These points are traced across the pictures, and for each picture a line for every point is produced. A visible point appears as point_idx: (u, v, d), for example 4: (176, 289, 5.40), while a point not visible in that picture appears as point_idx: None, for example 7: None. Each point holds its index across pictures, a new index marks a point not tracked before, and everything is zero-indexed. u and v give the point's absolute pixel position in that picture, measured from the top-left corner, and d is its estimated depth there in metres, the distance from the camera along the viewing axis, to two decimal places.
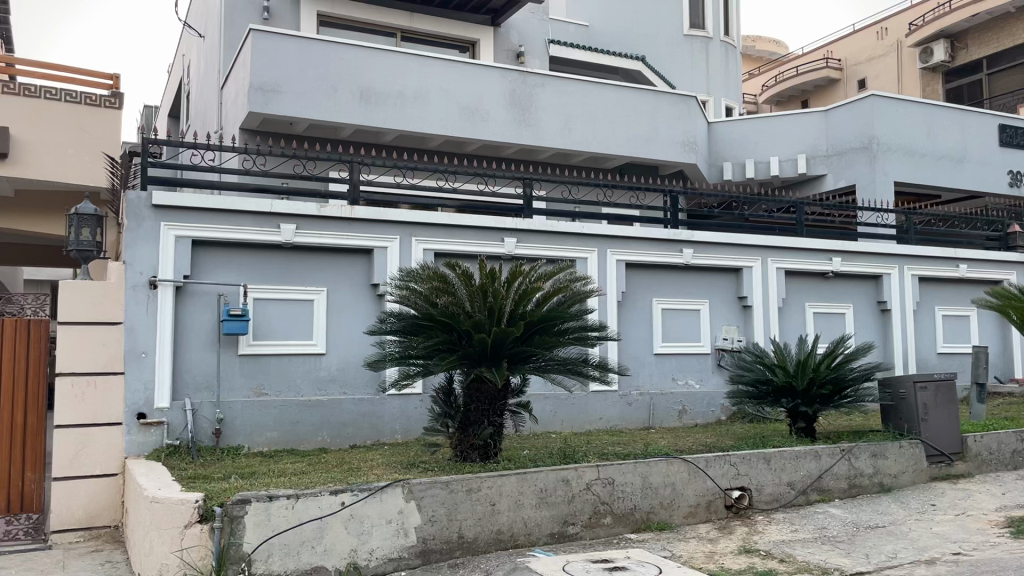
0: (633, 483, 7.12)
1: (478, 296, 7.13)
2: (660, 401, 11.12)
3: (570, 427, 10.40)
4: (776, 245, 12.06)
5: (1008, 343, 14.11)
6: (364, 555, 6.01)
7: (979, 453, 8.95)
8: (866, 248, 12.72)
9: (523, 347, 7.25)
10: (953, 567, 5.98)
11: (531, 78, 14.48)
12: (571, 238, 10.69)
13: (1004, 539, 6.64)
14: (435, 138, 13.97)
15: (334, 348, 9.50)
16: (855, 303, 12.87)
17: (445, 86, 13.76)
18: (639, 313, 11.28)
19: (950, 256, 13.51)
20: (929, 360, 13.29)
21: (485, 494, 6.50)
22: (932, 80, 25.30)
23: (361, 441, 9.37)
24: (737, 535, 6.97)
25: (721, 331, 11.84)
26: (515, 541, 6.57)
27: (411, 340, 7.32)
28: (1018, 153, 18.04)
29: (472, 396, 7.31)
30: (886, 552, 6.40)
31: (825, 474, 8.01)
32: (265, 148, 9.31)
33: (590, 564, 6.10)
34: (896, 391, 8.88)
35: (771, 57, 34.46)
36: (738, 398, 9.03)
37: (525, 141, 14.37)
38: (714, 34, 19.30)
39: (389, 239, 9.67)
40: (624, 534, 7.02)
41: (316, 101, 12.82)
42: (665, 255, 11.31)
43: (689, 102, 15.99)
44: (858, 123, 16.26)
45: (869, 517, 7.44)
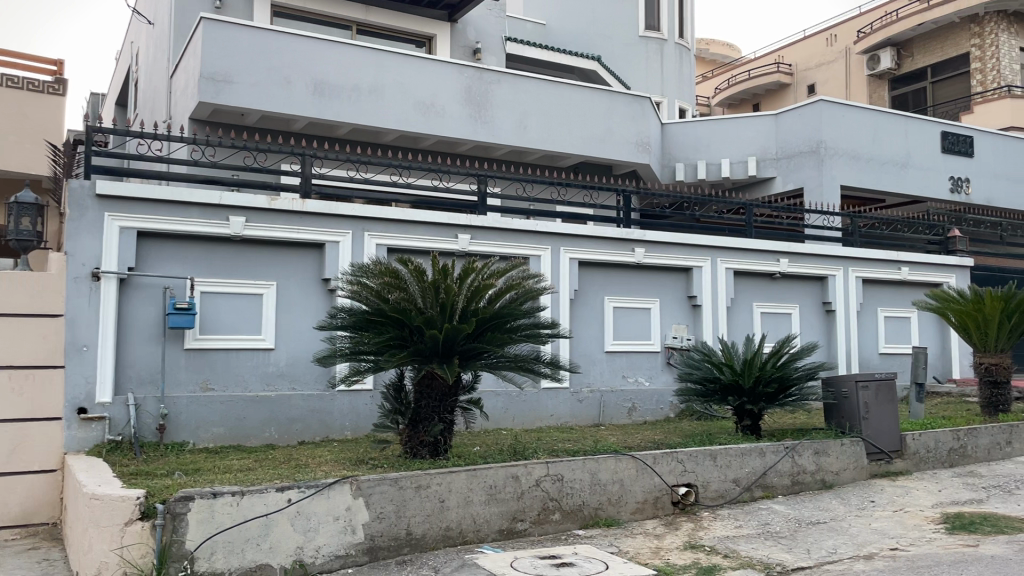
0: (582, 479, 7.17)
1: (429, 292, 7.10)
2: (610, 398, 11.20)
3: (521, 424, 10.44)
4: (725, 245, 12.24)
5: (946, 345, 14.52)
6: (309, 552, 5.94)
7: (917, 451, 9.18)
8: (812, 250, 12.99)
9: (474, 344, 7.23)
10: (890, 562, 6.14)
11: (487, 75, 14.45)
12: (524, 235, 10.70)
13: (939, 535, 6.84)
14: (389, 133, 13.87)
15: (284, 343, 9.37)
16: (801, 304, 13.13)
17: (400, 81, 13.67)
18: (591, 311, 11.36)
19: (893, 258, 13.85)
20: (871, 360, 13.63)
21: (434, 491, 6.48)
22: (878, 87, 25.95)
23: (310, 438, 9.27)
24: (683, 531, 7.06)
25: (670, 330, 11.96)
26: (464, 538, 6.56)
27: (360, 335, 7.24)
28: (960, 159, 18.54)
29: (423, 392, 7.25)
30: (826, 548, 6.55)
31: (769, 471, 8.15)
32: (215, 138, 9.15)
33: (538, 560, 6.13)
34: (838, 391, 9.04)
35: (723, 59, 34.95)
36: (686, 395, 9.13)
37: (480, 138, 14.34)
38: (668, 37, 19.54)
39: (341, 234, 9.58)
40: (573, 530, 7.06)
41: (268, 92, 12.62)
42: (617, 254, 11.40)
43: (642, 103, 16.14)
44: (807, 128, 16.58)
45: (811, 513, 7.60)
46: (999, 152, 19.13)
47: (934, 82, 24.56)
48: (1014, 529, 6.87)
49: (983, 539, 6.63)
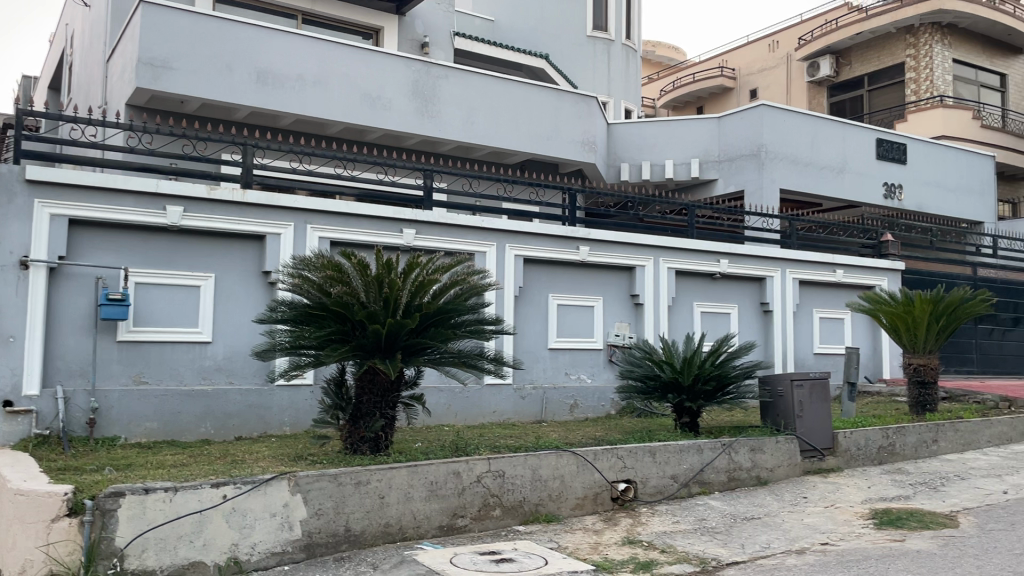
0: (523, 476, 7.19)
1: (373, 286, 7.03)
2: (552, 394, 11.25)
3: (463, 420, 10.42)
4: (668, 245, 12.41)
5: (877, 346, 14.96)
6: (245, 549, 5.84)
7: (848, 448, 9.43)
8: (750, 251, 13.27)
9: (417, 339, 7.18)
10: (821, 556, 6.30)
11: (434, 69, 14.36)
12: (469, 232, 10.68)
13: (868, 530, 7.06)
14: (335, 125, 13.71)
15: (222, 337, 9.18)
16: (740, 304, 13.38)
17: (346, 72, 13.50)
18: (536, 308, 11.39)
19: (828, 261, 14.21)
20: (806, 360, 13.98)
21: (374, 487, 6.42)
22: (817, 93, 26.64)
23: (247, 433, 9.10)
24: (622, 527, 7.13)
25: (613, 327, 12.07)
26: (404, 535, 6.52)
27: (301, 329, 7.14)
28: (895, 166, 19.11)
29: (365, 387, 7.18)
30: (760, 543, 6.70)
31: (706, 468, 8.29)
32: (153, 125, 8.90)
33: (478, 556, 6.13)
34: (774, 389, 9.25)
35: (669, 62, 35.33)
36: (626, 392, 9.24)
37: (427, 132, 14.26)
38: (615, 37, 19.77)
39: (283, 226, 9.42)
40: (512, 526, 7.07)
41: (208, 79, 12.34)
42: (561, 252, 11.46)
43: (589, 103, 16.25)
44: (748, 131, 16.91)
45: (746, 509, 7.76)
46: (931, 160, 19.78)
47: (871, 90, 25.24)
48: (939, 524, 7.10)
49: (909, 533, 6.85)
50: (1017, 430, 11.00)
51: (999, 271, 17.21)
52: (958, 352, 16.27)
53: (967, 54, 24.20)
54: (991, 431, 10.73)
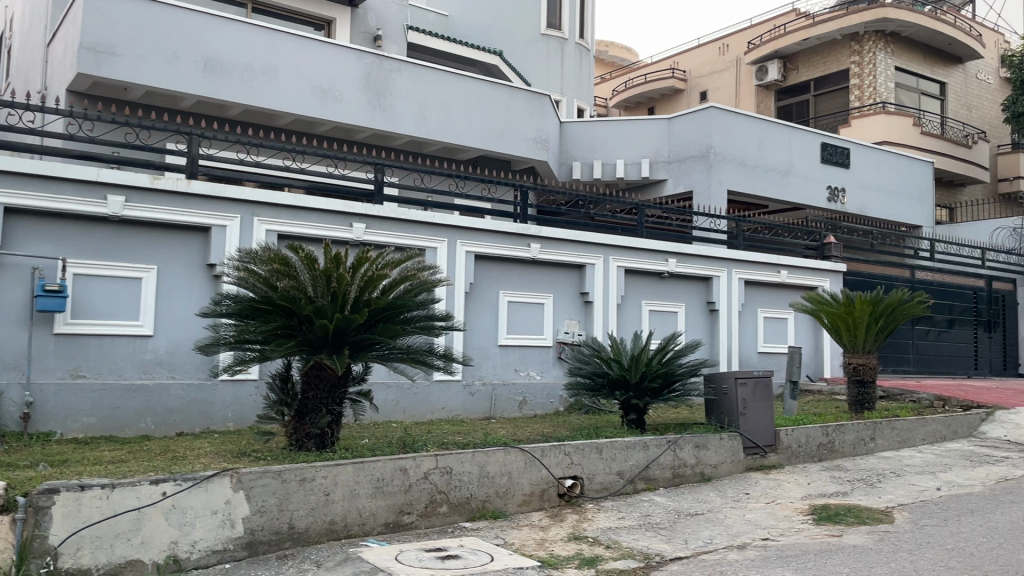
0: (470, 472, 7.18)
1: (321, 281, 6.94)
2: (501, 391, 11.27)
3: (411, 416, 10.37)
4: (617, 243, 12.51)
5: (819, 346, 15.29)
6: (184, 547, 5.72)
7: (790, 446, 9.63)
8: (698, 250, 13.45)
9: (365, 335, 7.11)
10: (761, 551, 6.42)
11: (386, 62, 14.23)
12: (420, 227, 10.63)
13: (807, 525, 7.22)
14: (284, 116, 13.51)
15: (164, 331, 8.98)
16: (686, 303, 13.56)
17: (296, 63, 13.31)
18: (486, 304, 11.39)
19: (773, 261, 14.48)
20: (750, 359, 14.23)
21: (319, 483, 6.35)
22: (765, 97, 27.12)
23: (189, 429, 8.95)
24: (568, 523, 7.17)
25: (563, 324, 12.11)
26: (348, 532, 6.46)
27: (246, 323, 7.01)
28: (838, 170, 19.56)
29: (312, 383, 7.09)
30: (703, 538, 6.80)
31: (652, 464, 8.38)
32: (94, 112, 8.64)
33: (424, 552, 6.11)
34: (718, 387, 9.41)
35: (621, 63, 35.58)
36: (574, 389, 9.31)
37: (378, 126, 14.13)
38: (569, 36, 19.86)
39: (229, 218, 9.24)
40: (459, 522, 7.06)
41: (153, 67, 12.05)
42: (512, 249, 11.48)
43: (542, 100, 16.29)
44: (698, 133, 17.14)
45: (690, 504, 7.87)
46: (873, 166, 20.30)
47: (817, 95, 25.79)
48: (875, 520, 7.30)
49: (846, 529, 7.03)
50: (951, 429, 11.31)
51: (936, 274, 17.73)
52: (896, 352, 16.74)
53: (910, 62, 24.87)
54: (926, 429, 11.03)
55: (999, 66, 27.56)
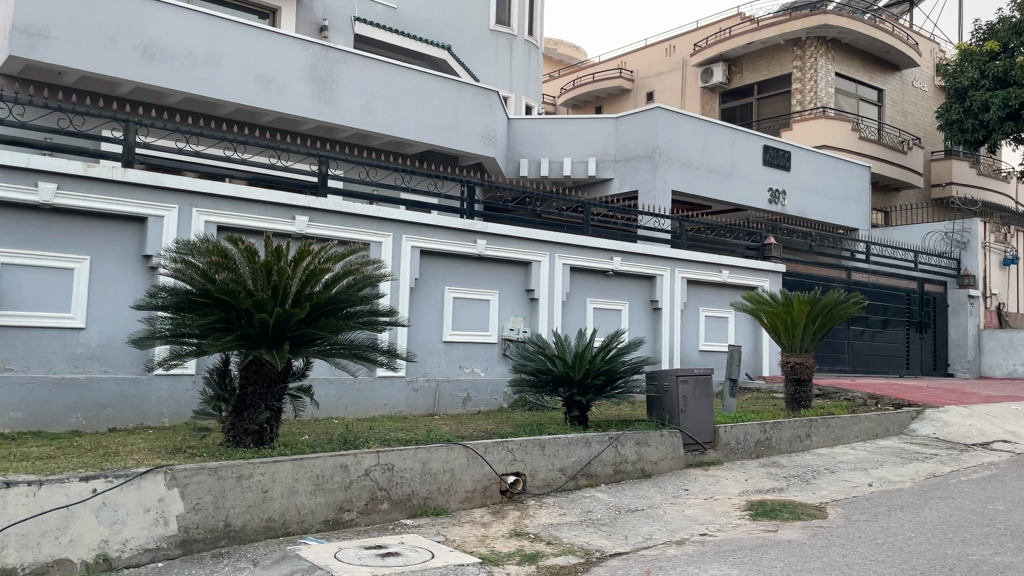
0: (412, 469, 7.13)
1: (261, 274, 6.80)
2: (445, 387, 11.22)
3: (353, 412, 10.26)
4: (564, 241, 12.56)
5: (758, 345, 15.58)
6: (115, 545, 5.56)
7: (728, 442, 9.79)
8: (642, 249, 13.59)
9: (306, 330, 6.99)
10: (699, 546, 6.52)
11: (333, 53, 14.02)
12: (366, 221, 10.51)
13: (744, 520, 7.36)
14: (226, 105, 13.23)
15: (96, 323, 8.72)
16: (630, 301, 13.69)
17: (239, 51, 13.04)
18: (431, 300, 11.32)
19: (715, 261, 14.70)
20: (692, 357, 14.43)
21: (257, 480, 6.23)
22: (709, 99, 27.53)
23: (122, 425, 8.68)
24: (509, 520, 7.17)
25: (508, 321, 12.13)
26: (286, 529, 6.35)
27: (181, 316, 6.83)
28: (779, 173, 19.96)
29: (250, 378, 6.93)
30: (642, 534, 6.88)
31: (594, 460, 8.44)
32: (26, 96, 8.31)
33: (363, 550, 6.04)
34: (660, 384, 9.55)
35: (569, 61, 35.70)
36: (519, 385, 9.31)
37: (323, 118, 13.92)
38: (518, 33, 19.89)
39: (167, 208, 9.00)
40: (400, 519, 7.00)
41: (89, 51, 11.68)
42: (458, 244, 11.42)
43: (490, 96, 16.25)
44: (643, 133, 17.31)
45: (631, 501, 7.96)
46: (813, 169, 20.77)
47: (760, 98, 26.28)
48: (809, 515, 7.47)
49: (782, 524, 7.17)
50: (883, 427, 11.63)
51: (871, 276, 18.25)
52: (831, 351, 17.16)
53: (849, 68, 25.49)
54: (859, 426, 11.32)
55: (933, 74, 28.45)
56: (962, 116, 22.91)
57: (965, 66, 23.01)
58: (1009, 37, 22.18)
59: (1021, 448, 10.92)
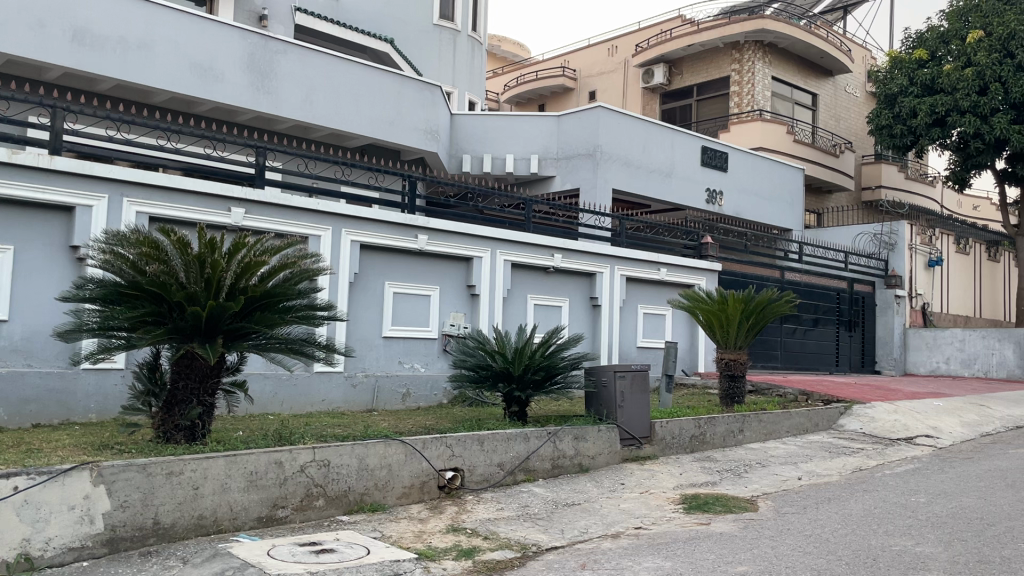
0: (349, 465, 7.05)
1: (194, 266, 6.65)
2: (384, 383, 11.15)
3: (289, 408, 10.11)
4: (505, 237, 12.58)
5: (695, 342, 15.85)
6: (37, 545, 5.36)
7: (664, 437, 9.94)
8: (583, 246, 13.70)
9: (241, 324, 6.86)
10: (634, 539, 6.61)
11: (271, 43, 13.77)
12: (305, 214, 10.35)
13: (677, 514, 7.49)
14: (160, 93, 12.90)
15: (19, 315, 8.41)
16: (570, 298, 13.79)
17: (175, 38, 12.71)
18: (371, 295, 11.21)
19: (653, 259, 14.90)
20: (630, 353, 14.60)
21: (188, 477, 6.09)
22: (650, 100, 27.92)
23: (47, 420, 8.40)
24: (447, 515, 7.16)
25: (448, 317, 12.10)
26: (218, 526, 6.23)
27: (110, 309, 6.63)
28: (717, 173, 20.34)
29: (181, 372, 6.77)
30: (579, 528, 6.94)
31: (532, 456, 8.48)
32: None
33: (297, 547, 5.95)
34: (598, 379, 9.66)
35: (512, 58, 35.75)
36: (458, 381, 9.26)
37: (261, 108, 13.67)
38: (461, 28, 19.82)
39: (95, 197, 8.72)
40: (336, 516, 6.93)
41: (16, 34, 11.27)
42: (399, 239, 11.34)
43: (433, 91, 16.17)
44: (585, 131, 17.44)
45: (568, 495, 8.02)
46: (749, 170, 21.21)
47: (699, 100, 26.73)
48: (740, 508, 7.64)
49: (714, 517, 7.32)
50: (813, 422, 11.96)
51: (803, 275, 18.72)
52: (765, 348, 17.56)
53: (785, 73, 26.10)
54: (790, 422, 11.62)
55: (865, 81, 29.34)
56: (891, 122, 23.63)
57: (895, 73, 23.77)
58: (936, 46, 23.01)
59: (941, 442, 11.35)
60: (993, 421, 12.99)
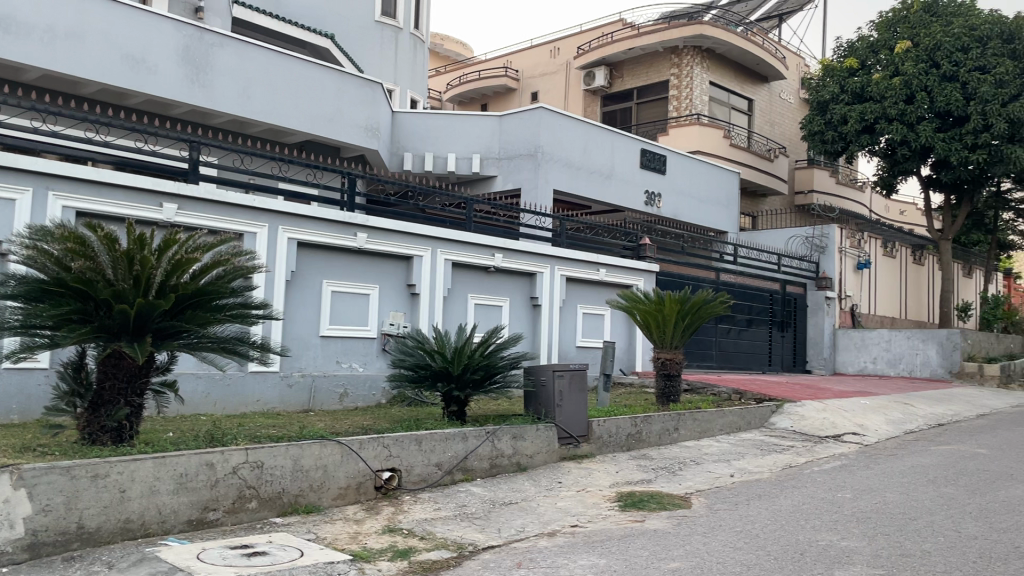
0: (283, 466, 6.94)
1: (122, 263, 6.48)
2: (320, 383, 11.01)
3: (222, 409, 9.91)
4: (446, 237, 12.53)
5: (632, 341, 16.04)
6: None
7: (601, 436, 10.04)
8: (523, 247, 13.75)
9: (171, 322, 6.70)
10: (570, 537, 6.66)
11: (207, 36, 13.45)
12: (240, 210, 10.14)
13: (613, 511, 7.57)
14: (90, 85, 12.50)
15: None
16: (510, 298, 13.82)
17: (105, 28, 12.33)
18: (308, 294, 11.06)
19: (592, 260, 15.03)
20: (569, 352, 14.70)
21: (114, 480, 5.93)
22: (591, 102, 28.18)
23: None
24: (383, 516, 7.10)
25: (387, 316, 12.00)
26: (146, 530, 6.07)
27: (32, 307, 6.39)
28: (655, 176, 20.62)
29: (108, 372, 6.58)
30: (515, 527, 6.97)
31: (470, 455, 8.48)
32: None
33: (228, 550, 5.84)
34: (537, 378, 9.71)
35: (455, 57, 35.67)
36: (397, 381, 9.18)
37: (196, 102, 13.36)
38: (403, 26, 19.69)
39: (19, 191, 8.43)
40: (269, 518, 6.81)
41: None
42: (337, 237, 11.21)
43: (373, 88, 16.03)
44: (526, 131, 17.49)
45: (505, 494, 8.04)
46: (687, 173, 21.57)
47: (639, 103, 27.07)
48: (674, 505, 7.76)
49: (649, 514, 7.42)
50: (745, 420, 12.21)
51: (738, 276, 19.12)
52: (700, 348, 17.88)
53: (723, 78, 26.61)
54: (723, 420, 11.85)
55: (799, 88, 30.10)
56: (823, 128, 24.31)
57: (827, 81, 24.47)
58: (866, 55, 23.74)
59: (867, 439, 11.71)
60: (916, 419, 13.46)
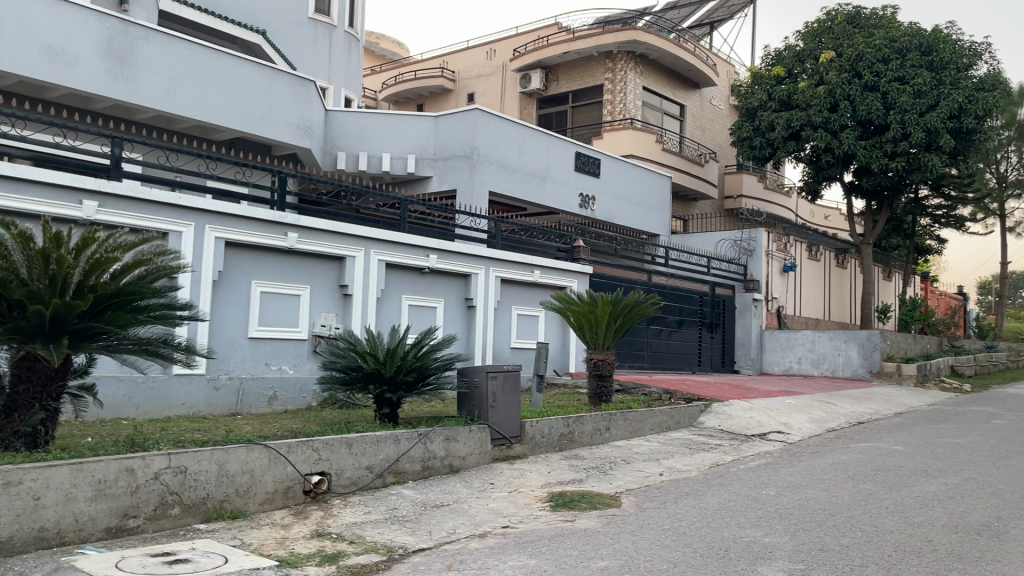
0: (207, 471, 6.78)
1: (37, 262, 6.25)
2: (248, 385, 10.78)
3: (144, 413, 9.63)
4: (379, 237, 12.41)
5: (565, 342, 16.16)
6: None
7: (534, 436, 10.08)
8: (458, 248, 13.73)
9: (89, 324, 6.48)
10: (500, 539, 6.66)
11: (132, 29, 13.06)
12: (165, 208, 9.87)
13: (544, 512, 7.62)
14: (6, 77, 12.00)
15: None
16: (444, 299, 13.77)
17: (23, 18, 11.85)
18: (236, 295, 10.83)
19: (527, 261, 15.09)
20: (503, 353, 14.73)
21: (27, 488, 5.68)
22: (527, 104, 28.28)
23: None
24: (312, 520, 7.00)
25: (319, 317, 11.82)
26: (61, 539, 5.85)
27: None
28: (590, 178, 20.82)
29: (21, 376, 6.31)
30: (447, 529, 6.94)
31: (402, 457, 8.42)
32: None
33: (148, 558, 5.67)
34: (470, 380, 9.70)
35: (391, 56, 35.40)
36: (328, 383, 9.04)
37: (120, 96, 12.95)
38: (338, 23, 19.45)
39: None
40: (192, 525, 6.63)
41: None
42: (267, 237, 11.00)
43: (306, 85, 15.79)
44: (462, 132, 17.45)
45: (436, 496, 8.00)
46: (620, 176, 21.85)
47: (574, 107, 27.31)
48: (604, 504, 7.85)
49: (579, 514, 7.48)
50: (674, 419, 12.41)
51: (668, 278, 19.44)
52: (632, 349, 18.12)
53: (656, 84, 27.04)
54: (653, 420, 12.02)
55: (728, 95, 30.79)
56: (752, 134, 24.90)
57: (755, 88, 25.07)
58: (793, 64, 24.43)
59: (791, 438, 12.04)
60: (837, 417, 13.89)
